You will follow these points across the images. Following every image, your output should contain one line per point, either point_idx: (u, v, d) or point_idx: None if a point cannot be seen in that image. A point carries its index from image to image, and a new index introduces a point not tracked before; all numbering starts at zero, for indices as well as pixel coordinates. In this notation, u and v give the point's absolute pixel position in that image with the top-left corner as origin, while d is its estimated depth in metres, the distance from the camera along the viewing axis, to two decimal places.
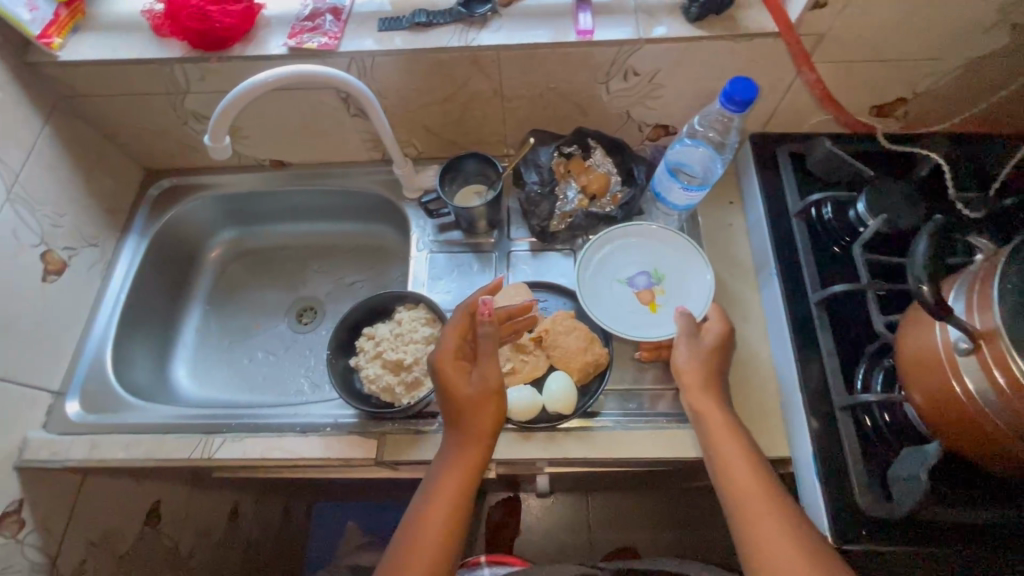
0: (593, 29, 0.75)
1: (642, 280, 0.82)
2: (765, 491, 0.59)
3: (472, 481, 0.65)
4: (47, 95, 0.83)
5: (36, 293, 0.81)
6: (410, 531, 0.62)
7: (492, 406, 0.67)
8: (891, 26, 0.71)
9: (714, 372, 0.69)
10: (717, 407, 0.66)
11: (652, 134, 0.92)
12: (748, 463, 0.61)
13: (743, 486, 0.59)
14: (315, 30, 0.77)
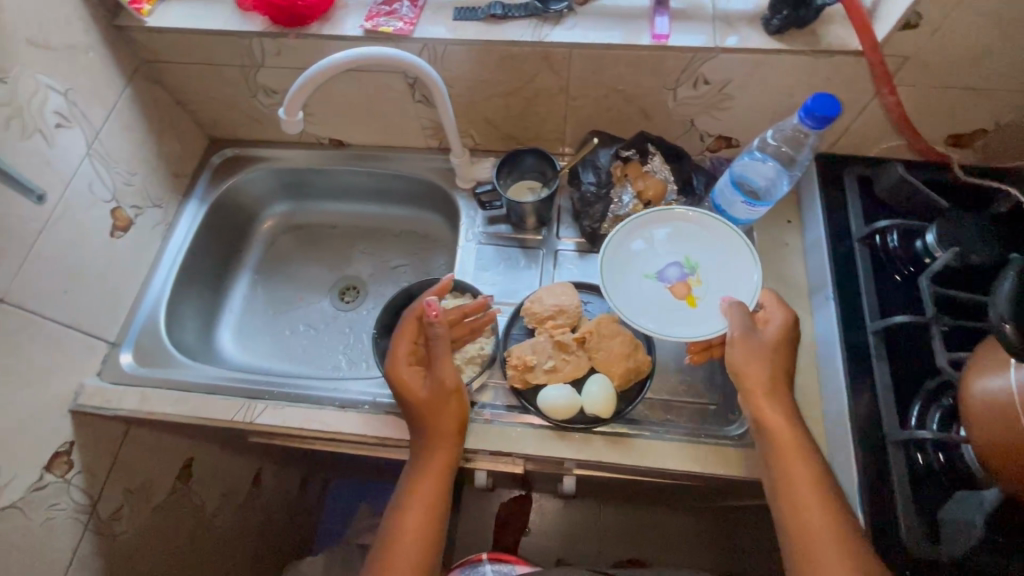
0: (669, 34, 0.74)
1: (674, 272, 0.79)
2: (822, 510, 0.60)
3: (444, 480, 0.70)
4: (130, 58, 0.86)
5: (104, 247, 0.84)
6: (391, 531, 0.67)
7: (455, 405, 0.71)
8: (983, 53, 0.69)
9: (779, 380, 0.67)
10: (786, 422, 0.65)
11: (713, 144, 0.91)
12: (811, 482, 0.61)
13: (801, 502, 0.61)
14: (391, 14, 0.78)
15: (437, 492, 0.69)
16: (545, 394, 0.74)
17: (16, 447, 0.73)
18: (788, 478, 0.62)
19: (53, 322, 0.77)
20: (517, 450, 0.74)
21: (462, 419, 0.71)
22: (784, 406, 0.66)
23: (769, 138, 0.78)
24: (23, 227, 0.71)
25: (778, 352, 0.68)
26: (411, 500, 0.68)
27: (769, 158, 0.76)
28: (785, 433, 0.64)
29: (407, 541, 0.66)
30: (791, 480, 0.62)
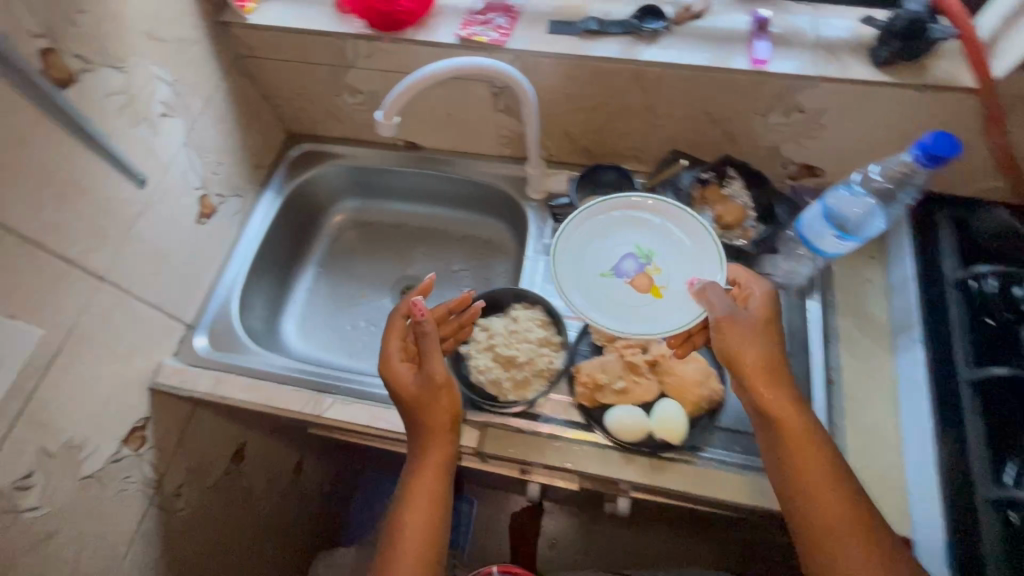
0: (769, 59, 0.73)
1: (631, 265, 0.77)
2: (834, 504, 0.60)
3: (442, 475, 0.71)
4: (228, 53, 0.89)
5: (190, 232, 0.87)
6: (394, 530, 0.69)
7: (446, 400, 0.70)
8: None
9: (779, 368, 0.65)
10: (791, 408, 0.64)
11: (796, 172, 0.89)
12: (831, 479, 0.61)
13: (822, 506, 0.60)
14: (486, 24, 0.79)
15: (435, 487, 0.70)
16: (610, 411, 0.74)
17: (101, 420, 0.75)
18: (812, 485, 0.61)
19: (140, 302, 0.80)
20: (581, 469, 0.74)
21: (453, 412, 0.71)
22: (788, 397, 0.65)
23: (874, 172, 0.74)
24: (126, 209, 0.74)
25: (766, 330, 0.67)
26: (410, 496, 0.69)
27: (868, 194, 0.73)
28: (798, 430, 0.63)
29: (410, 540, 0.67)
30: (815, 485, 0.61)
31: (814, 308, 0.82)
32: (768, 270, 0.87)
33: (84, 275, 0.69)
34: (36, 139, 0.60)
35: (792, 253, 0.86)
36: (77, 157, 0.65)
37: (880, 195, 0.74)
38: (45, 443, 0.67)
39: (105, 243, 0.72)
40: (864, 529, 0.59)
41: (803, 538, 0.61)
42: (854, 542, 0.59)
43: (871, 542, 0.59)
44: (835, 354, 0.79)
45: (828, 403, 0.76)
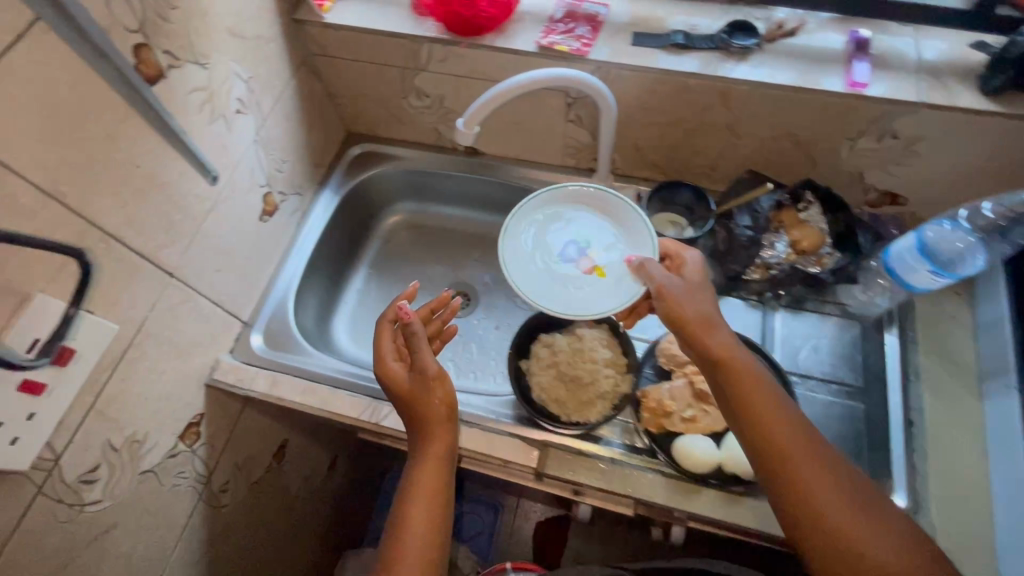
0: (868, 82, 0.70)
1: (572, 250, 0.78)
2: (802, 451, 0.57)
3: (442, 468, 0.68)
4: (300, 51, 0.89)
5: (254, 230, 0.87)
6: (393, 534, 0.65)
7: (440, 393, 0.69)
8: None
9: (712, 320, 0.64)
10: (736, 350, 0.63)
11: (877, 200, 0.85)
12: (790, 425, 0.58)
13: (787, 453, 0.57)
14: (569, 34, 0.77)
15: (434, 484, 0.67)
16: (682, 437, 0.72)
17: (162, 415, 0.75)
18: (771, 436, 0.58)
19: (204, 298, 0.79)
20: (647, 498, 0.71)
21: (448, 405, 0.69)
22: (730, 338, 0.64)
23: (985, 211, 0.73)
24: (198, 205, 0.74)
25: (703, 288, 0.68)
26: (408, 496, 0.66)
27: (972, 233, 0.71)
28: (743, 377, 0.61)
29: (411, 542, 0.64)
30: (773, 434, 0.58)
31: (894, 343, 0.79)
32: (843, 300, 0.85)
33: (156, 269, 0.69)
34: (123, 133, 0.60)
35: (871, 284, 0.83)
36: (157, 152, 0.65)
37: (987, 233, 0.73)
38: (112, 437, 0.67)
39: (178, 239, 0.71)
40: (832, 473, 0.56)
41: (783, 496, 0.56)
42: (824, 489, 0.55)
43: (841, 487, 0.55)
44: (916, 394, 0.76)
45: (910, 443, 0.73)
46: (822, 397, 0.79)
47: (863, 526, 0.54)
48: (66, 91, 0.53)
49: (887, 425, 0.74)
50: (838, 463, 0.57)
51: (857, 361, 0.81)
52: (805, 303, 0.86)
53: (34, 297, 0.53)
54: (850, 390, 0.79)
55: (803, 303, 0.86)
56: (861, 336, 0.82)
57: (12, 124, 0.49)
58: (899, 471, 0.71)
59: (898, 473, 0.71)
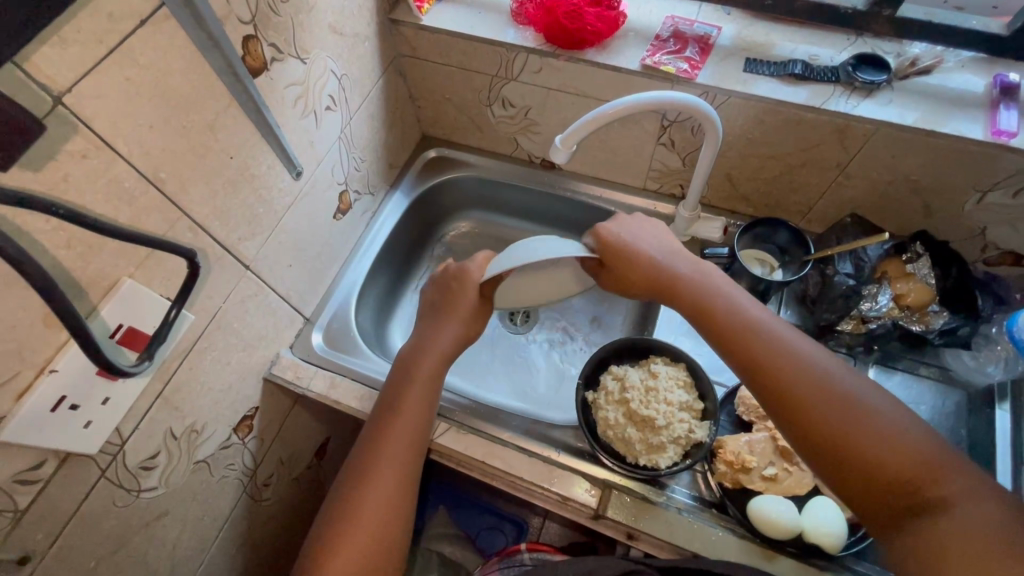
0: (1015, 132, 0.63)
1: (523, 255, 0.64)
2: (779, 373, 0.56)
3: (443, 359, 0.69)
4: (392, 51, 0.88)
5: (327, 227, 0.86)
6: (382, 431, 0.64)
7: (461, 315, 0.71)
8: None
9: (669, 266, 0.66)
10: (705, 291, 0.63)
11: (996, 259, 0.77)
12: (767, 347, 0.57)
13: (768, 378, 0.56)
14: (675, 55, 0.74)
15: (428, 385, 0.67)
16: (756, 498, 0.66)
17: (222, 406, 0.74)
18: (752, 368, 0.57)
19: (274, 292, 0.78)
20: (715, 557, 0.66)
21: (466, 328, 0.71)
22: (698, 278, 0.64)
23: None
24: (280, 198, 0.73)
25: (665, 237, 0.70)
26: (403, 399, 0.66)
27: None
28: (721, 311, 0.61)
29: (395, 435, 0.64)
30: (752, 366, 0.57)
31: (1005, 419, 0.71)
32: (946, 364, 0.77)
33: (234, 260, 0.68)
34: (222, 122, 0.59)
35: (984, 350, 0.75)
36: (249, 142, 0.64)
37: None
38: (173, 425, 0.66)
39: (257, 232, 0.70)
40: (824, 388, 0.54)
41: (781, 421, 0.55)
42: (817, 404, 0.53)
43: (834, 399, 0.53)
44: None
45: None
46: None
47: (869, 431, 0.51)
48: (176, 79, 0.52)
49: None
50: (834, 374, 0.55)
51: (961, 435, 0.73)
52: (898, 362, 0.78)
53: (121, 283, 0.52)
54: None
55: (895, 361, 0.78)
56: (965, 407, 0.74)
57: (125, 109, 0.48)
58: None
59: None
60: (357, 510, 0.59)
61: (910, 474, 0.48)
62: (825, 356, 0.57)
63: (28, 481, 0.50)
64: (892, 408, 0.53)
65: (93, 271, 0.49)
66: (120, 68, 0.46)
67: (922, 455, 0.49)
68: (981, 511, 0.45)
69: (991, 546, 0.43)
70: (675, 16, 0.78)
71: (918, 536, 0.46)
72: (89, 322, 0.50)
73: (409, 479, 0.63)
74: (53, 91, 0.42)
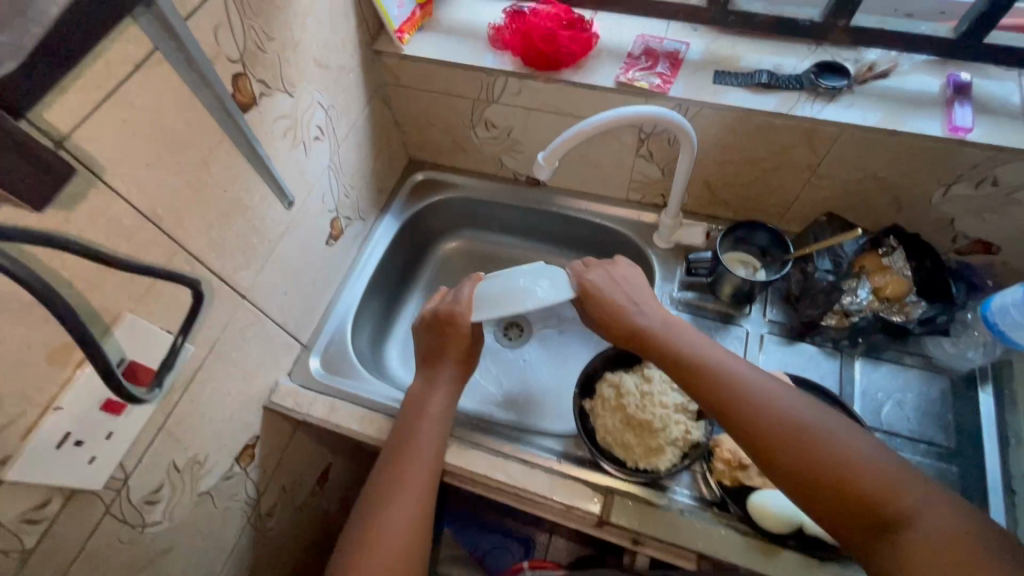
0: (971, 127, 0.67)
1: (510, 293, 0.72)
2: (740, 403, 0.58)
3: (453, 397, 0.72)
4: (375, 81, 0.91)
5: (320, 253, 0.87)
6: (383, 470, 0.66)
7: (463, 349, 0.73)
8: None
9: (630, 309, 0.69)
10: (665, 328, 0.66)
11: (966, 248, 0.81)
12: (727, 379, 0.60)
13: (731, 409, 0.58)
14: (648, 70, 0.77)
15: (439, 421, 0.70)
16: (757, 493, 0.67)
17: (224, 436, 0.74)
18: (715, 400, 0.59)
19: (271, 320, 0.80)
20: (720, 556, 0.67)
21: (467, 362, 0.74)
22: (660, 318, 0.68)
23: None
24: (273, 228, 0.74)
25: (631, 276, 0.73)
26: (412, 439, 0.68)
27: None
28: (682, 347, 0.64)
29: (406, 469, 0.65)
30: (719, 402, 0.59)
31: (988, 403, 0.74)
32: (929, 351, 0.79)
33: (231, 291, 0.69)
34: (215, 157, 0.61)
35: (963, 336, 0.77)
36: (242, 175, 0.66)
37: None
38: (176, 457, 0.66)
39: (252, 262, 0.72)
40: (783, 415, 0.56)
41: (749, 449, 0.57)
42: (777, 431, 0.55)
43: (794, 425, 0.55)
44: (1019, 462, 0.70)
45: (1013, 513, 0.67)
46: (911, 456, 0.72)
47: (830, 453, 0.53)
48: (172, 118, 0.54)
49: (985, 492, 0.69)
50: (792, 402, 0.58)
51: (949, 420, 0.75)
52: (884, 353, 0.80)
53: (124, 317, 0.53)
54: (942, 452, 0.72)
55: (881, 352, 0.80)
56: (951, 393, 0.76)
57: (123, 149, 0.50)
58: None
59: None
60: (358, 556, 0.60)
61: (873, 490, 0.51)
62: (780, 386, 0.60)
63: (35, 520, 0.51)
64: (851, 430, 0.55)
65: (96, 306, 0.50)
66: (120, 112, 0.48)
67: (881, 473, 0.51)
68: (944, 518, 0.48)
69: (955, 551, 0.45)
70: (645, 34, 0.82)
71: (888, 549, 0.48)
72: (103, 344, 0.52)
73: (424, 515, 0.64)
74: (54, 136, 0.44)
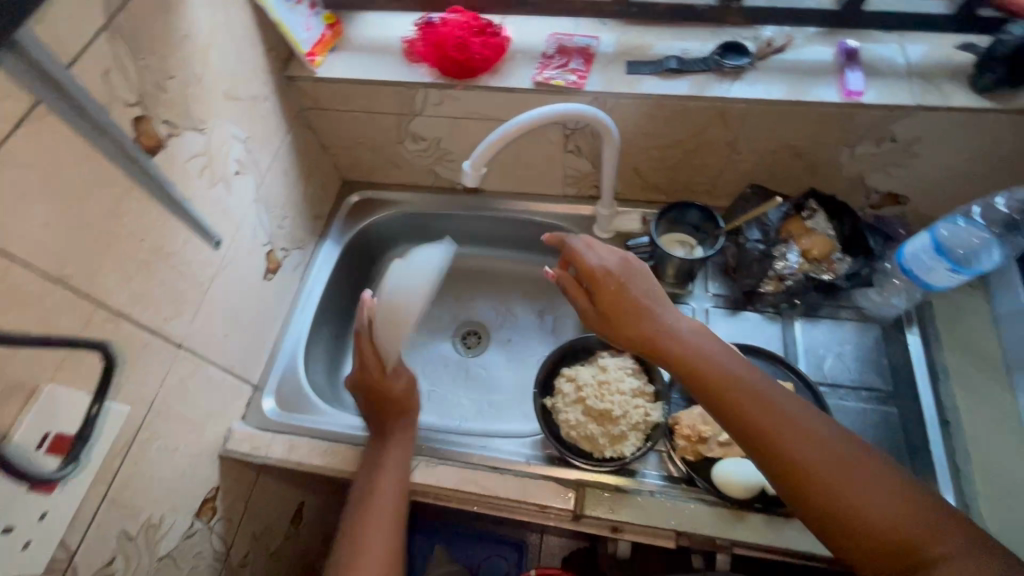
0: (862, 90, 0.72)
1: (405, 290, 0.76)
2: (770, 429, 0.55)
3: (408, 450, 0.74)
4: (294, 107, 0.89)
5: (258, 289, 0.85)
6: (351, 540, 0.66)
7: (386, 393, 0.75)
8: None
9: (646, 316, 0.64)
10: (687, 343, 0.61)
11: (879, 201, 0.86)
12: (752, 401, 0.56)
13: (757, 434, 0.55)
14: (563, 68, 0.79)
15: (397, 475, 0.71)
16: (719, 466, 0.69)
17: (178, 495, 0.71)
18: (742, 426, 0.56)
19: (213, 365, 0.76)
20: (693, 530, 0.69)
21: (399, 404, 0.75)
22: (679, 329, 0.63)
23: (998, 203, 0.74)
24: (202, 271, 0.71)
25: (637, 274, 0.67)
26: (382, 457, 0.72)
27: (985, 230, 0.72)
28: (706, 365, 0.59)
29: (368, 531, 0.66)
30: (746, 427, 0.56)
31: (916, 343, 0.79)
32: (860, 304, 0.84)
33: (164, 342, 0.66)
34: (126, 207, 0.58)
35: (886, 285, 0.82)
36: (159, 221, 0.63)
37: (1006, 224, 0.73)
38: (127, 525, 0.63)
39: (183, 309, 0.69)
40: (813, 445, 0.53)
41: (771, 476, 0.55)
42: (808, 462, 0.53)
43: (825, 456, 0.53)
44: (949, 393, 0.75)
45: (949, 443, 0.72)
46: (854, 404, 0.77)
47: (859, 490, 0.51)
48: (67, 172, 0.51)
49: (922, 426, 0.73)
50: (820, 430, 0.54)
51: (884, 364, 0.79)
52: (820, 311, 0.84)
53: (41, 390, 0.50)
54: (882, 395, 0.77)
55: (817, 310, 0.84)
56: (883, 338, 0.81)
57: (14, 212, 0.47)
58: (943, 475, 0.70)
59: (943, 477, 0.69)
60: None
61: (902, 528, 0.49)
62: (806, 407, 0.57)
63: None
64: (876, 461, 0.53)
65: (8, 380, 0.47)
66: (4, 172, 0.45)
67: (910, 510, 0.49)
68: (971, 557, 0.46)
69: None
70: (556, 33, 0.83)
71: None
72: (3, 447, 0.47)
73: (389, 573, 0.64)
74: None
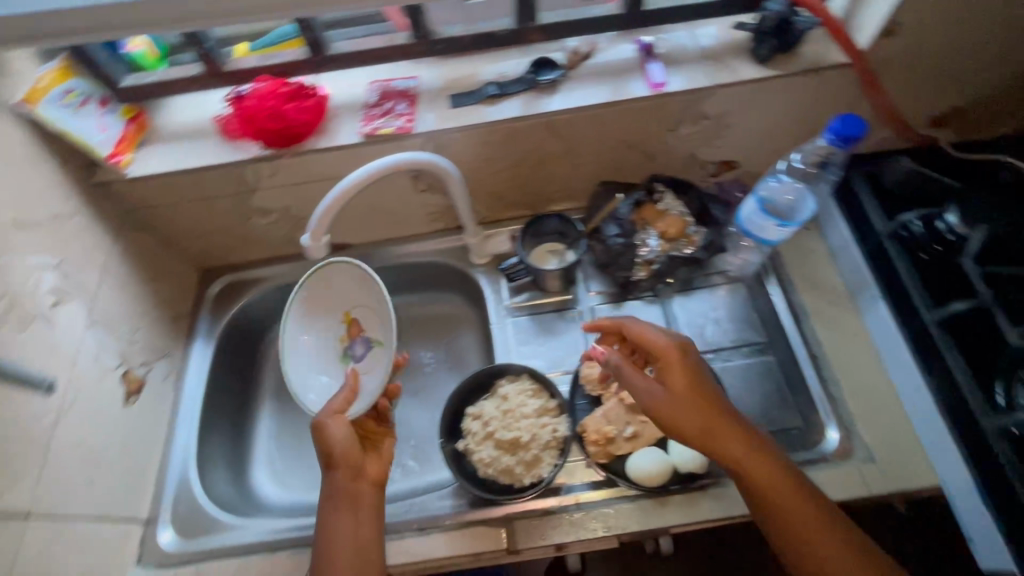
0: (665, 80, 0.77)
1: (361, 345, 0.80)
2: (818, 533, 0.57)
3: (358, 498, 0.64)
4: (115, 212, 0.81)
5: (119, 417, 0.77)
6: None
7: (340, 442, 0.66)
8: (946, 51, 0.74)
9: (716, 406, 0.61)
10: (754, 443, 0.60)
11: (717, 170, 0.92)
12: (806, 505, 0.58)
13: (802, 534, 0.57)
14: (387, 115, 0.78)
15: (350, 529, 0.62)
16: (631, 461, 0.72)
17: None
18: (792, 526, 0.57)
19: (81, 518, 0.68)
20: (622, 530, 0.70)
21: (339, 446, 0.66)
22: (743, 429, 0.61)
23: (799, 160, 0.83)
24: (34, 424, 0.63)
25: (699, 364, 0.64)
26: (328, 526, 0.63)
27: (795, 181, 0.82)
28: (766, 470, 0.59)
29: None
30: (792, 528, 0.57)
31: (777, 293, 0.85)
32: (723, 268, 0.90)
33: None
34: None
35: (739, 245, 0.89)
36: None
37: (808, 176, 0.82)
38: None
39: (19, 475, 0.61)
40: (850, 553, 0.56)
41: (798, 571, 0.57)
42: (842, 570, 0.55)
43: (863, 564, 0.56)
44: (813, 330, 0.82)
45: (821, 376, 0.79)
46: (737, 362, 0.82)
47: None
48: None
49: (797, 366, 0.80)
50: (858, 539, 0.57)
51: (754, 318, 0.86)
52: (693, 283, 0.89)
53: None
54: (758, 347, 0.83)
55: (690, 283, 0.89)
56: (748, 295, 0.87)
57: None
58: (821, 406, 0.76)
59: (822, 409, 0.76)
60: None
61: None
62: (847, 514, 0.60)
63: None
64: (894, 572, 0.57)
65: None
66: None
67: None
68: None
69: None
70: (376, 80, 0.82)
71: None
72: None
73: None
74: None
